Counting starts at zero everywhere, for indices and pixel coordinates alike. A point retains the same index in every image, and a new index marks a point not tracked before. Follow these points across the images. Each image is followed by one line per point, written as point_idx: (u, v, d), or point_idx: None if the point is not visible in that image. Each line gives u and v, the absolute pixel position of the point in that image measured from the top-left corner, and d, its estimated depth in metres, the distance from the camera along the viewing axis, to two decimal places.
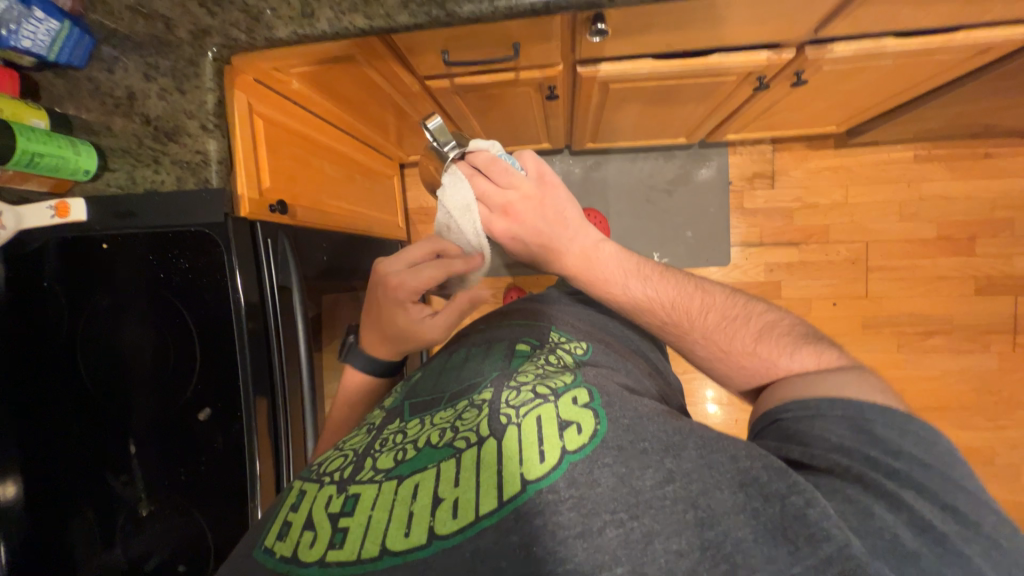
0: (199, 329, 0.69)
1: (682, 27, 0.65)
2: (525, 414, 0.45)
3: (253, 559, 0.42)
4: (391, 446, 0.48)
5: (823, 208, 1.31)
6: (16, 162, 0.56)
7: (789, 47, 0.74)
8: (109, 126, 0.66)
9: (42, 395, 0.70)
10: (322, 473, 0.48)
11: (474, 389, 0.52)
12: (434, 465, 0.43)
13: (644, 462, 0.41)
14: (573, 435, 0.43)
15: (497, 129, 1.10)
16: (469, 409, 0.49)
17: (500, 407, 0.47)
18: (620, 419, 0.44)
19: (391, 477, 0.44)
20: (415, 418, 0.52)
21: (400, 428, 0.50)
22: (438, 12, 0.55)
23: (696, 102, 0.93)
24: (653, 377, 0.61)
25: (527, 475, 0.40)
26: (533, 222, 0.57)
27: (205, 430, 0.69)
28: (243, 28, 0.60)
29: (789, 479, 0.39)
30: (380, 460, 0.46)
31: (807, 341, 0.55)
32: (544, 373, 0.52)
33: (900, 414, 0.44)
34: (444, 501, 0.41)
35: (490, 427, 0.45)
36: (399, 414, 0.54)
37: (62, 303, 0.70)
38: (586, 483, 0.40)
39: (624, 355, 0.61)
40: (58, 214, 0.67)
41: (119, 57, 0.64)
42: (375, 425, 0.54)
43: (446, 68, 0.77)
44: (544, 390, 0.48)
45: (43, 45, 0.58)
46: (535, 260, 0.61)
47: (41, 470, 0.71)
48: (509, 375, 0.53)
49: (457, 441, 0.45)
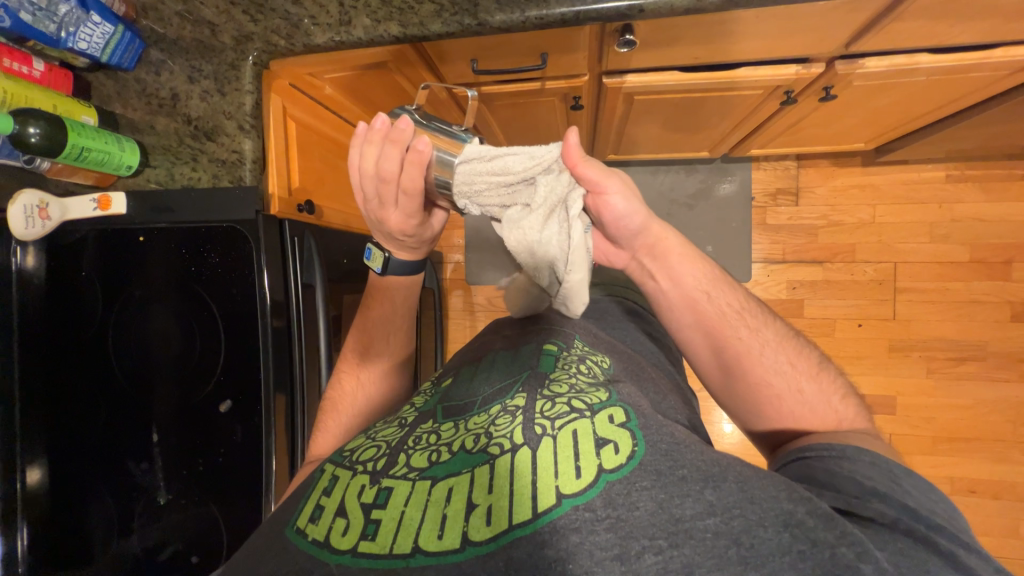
0: (227, 324, 0.71)
1: (708, 40, 0.65)
2: (561, 428, 0.44)
3: (285, 538, 0.43)
4: (424, 445, 0.47)
5: (849, 227, 1.29)
6: (68, 157, 0.60)
7: (818, 61, 0.73)
8: (152, 124, 0.69)
9: (75, 383, 0.73)
10: (355, 460, 0.48)
11: (506, 393, 0.51)
12: (469, 471, 0.43)
13: (684, 491, 0.40)
14: (611, 454, 0.42)
15: (520, 138, 1.10)
16: (502, 415, 0.48)
17: (535, 416, 0.46)
18: (658, 443, 0.44)
19: (424, 477, 0.44)
20: (448, 419, 0.51)
21: (434, 429, 0.50)
22: (470, 21, 0.58)
23: (720, 115, 0.92)
24: (675, 394, 0.60)
25: (563, 489, 0.40)
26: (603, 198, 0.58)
27: (225, 421, 0.71)
28: (283, 35, 0.63)
29: (837, 527, 0.38)
30: (414, 458, 0.46)
31: (852, 399, 0.57)
32: (578, 386, 0.50)
33: (923, 481, 0.46)
34: (478, 507, 0.40)
35: (524, 435, 0.44)
36: (431, 414, 0.53)
37: (97, 294, 0.73)
38: (624, 504, 0.39)
39: (647, 371, 0.61)
40: (100, 206, 0.69)
41: (166, 60, 0.68)
42: (407, 421, 0.53)
43: (475, 77, 0.78)
44: (580, 404, 0.47)
45: (98, 47, 0.62)
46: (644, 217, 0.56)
47: (69, 449, 0.73)
48: (542, 383, 0.51)
49: (491, 447, 0.44)
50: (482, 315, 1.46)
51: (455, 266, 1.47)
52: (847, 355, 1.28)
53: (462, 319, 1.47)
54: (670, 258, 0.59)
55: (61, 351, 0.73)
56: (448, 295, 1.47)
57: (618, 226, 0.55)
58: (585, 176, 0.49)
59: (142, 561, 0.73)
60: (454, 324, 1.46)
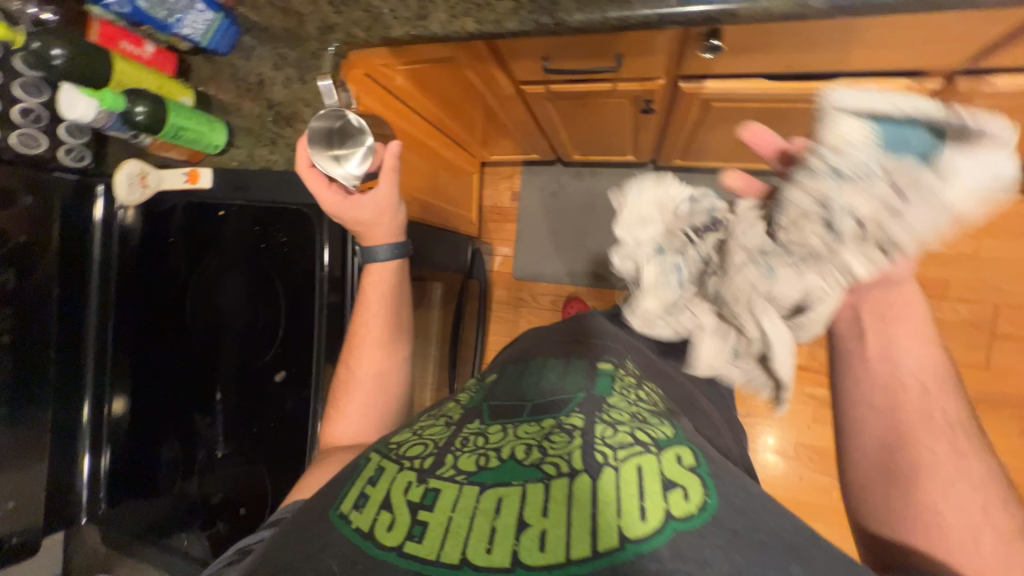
0: (285, 300, 0.75)
1: (805, 47, 0.59)
2: (623, 459, 0.42)
3: (329, 520, 0.45)
4: (472, 448, 0.47)
5: (945, 259, 1.15)
6: (168, 131, 0.67)
7: (934, 75, 0.64)
8: (239, 107, 0.74)
9: (156, 337, 0.83)
10: (402, 456, 0.49)
11: (560, 407, 0.49)
12: (520, 485, 0.42)
13: (763, 560, 0.36)
14: (680, 500, 0.39)
15: (584, 138, 1.07)
16: (558, 431, 0.46)
17: (595, 441, 0.44)
18: (736, 498, 0.40)
19: (472, 482, 0.44)
20: (496, 424, 0.50)
21: (481, 431, 0.49)
22: (547, 20, 0.56)
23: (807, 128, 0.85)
24: (728, 431, 0.57)
25: (626, 531, 0.38)
26: None
27: (279, 390, 0.76)
28: (363, 27, 0.65)
29: None
30: (462, 461, 0.46)
31: None
32: (641, 414, 0.48)
33: None
34: (530, 528, 0.40)
35: (583, 461, 0.43)
36: (478, 415, 0.53)
37: (182, 261, 0.80)
38: (695, 561, 0.36)
39: (700, 404, 0.58)
40: (189, 179, 0.76)
41: (257, 47, 0.72)
42: (453, 420, 0.54)
43: (544, 75, 0.76)
44: (644, 436, 0.44)
45: (199, 32, 0.68)
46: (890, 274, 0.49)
47: (143, 393, 0.83)
48: (600, 404, 0.49)
49: (545, 466, 0.43)
50: (526, 311, 1.45)
51: (502, 259, 1.48)
52: None
53: (504, 312, 1.47)
54: (900, 332, 0.50)
55: (145, 306, 0.83)
56: (494, 288, 1.48)
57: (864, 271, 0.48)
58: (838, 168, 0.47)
59: (199, 504, 0.81)
60: (497, 317, 1.47)
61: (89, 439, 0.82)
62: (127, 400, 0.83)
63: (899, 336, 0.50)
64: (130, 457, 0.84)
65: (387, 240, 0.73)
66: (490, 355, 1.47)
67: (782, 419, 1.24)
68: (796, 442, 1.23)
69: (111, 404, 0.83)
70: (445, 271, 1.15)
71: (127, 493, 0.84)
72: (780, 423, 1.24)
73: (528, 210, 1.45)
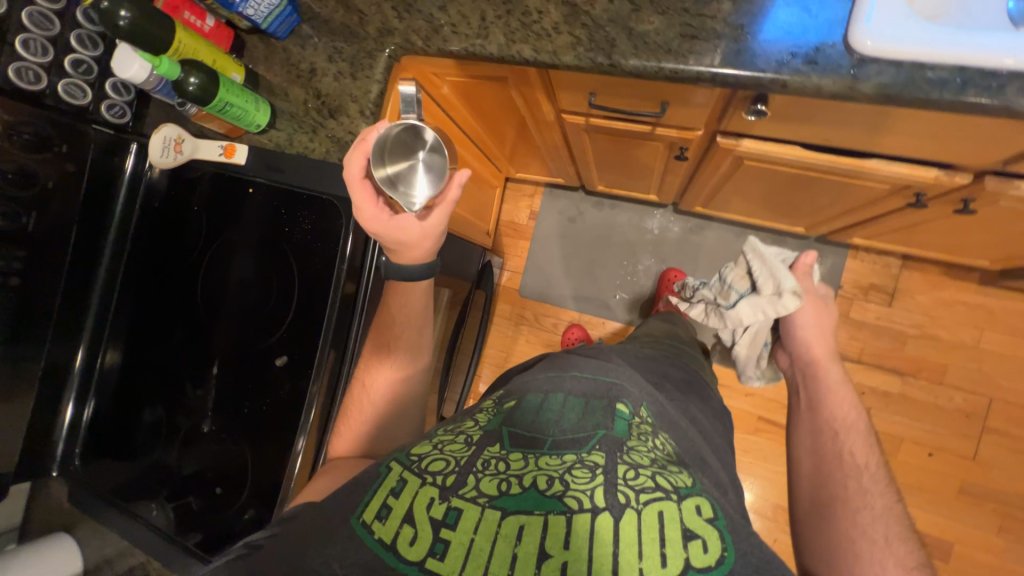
0: (301, 286, 0.75)
1: (846, 125, 0.61)
2: (645, 504, 0.43)
3: (350, 526, 0.45)
4: (494, 471, 0.47)
5: (945, 345, 1.16)
6: (215, 106, 0.67)
7: (964, 171, 0.66)
8: (287, 92, 0.75)
9: (160, 299, 0.82)
10: (423, 469, 0.48)
11: (581, 444, 0.50)
12: (543, 516, 0.43)
13: None
14: (699, 552, 0.41)
15: (614, 172, 1.09)
16: (580, 466, 0.47)
17: (617, 482, 0.45)
18: (750, 556, 0.41)
19: (493, 506, 0.44)
20: (517, 449, 0.50)
21: (502, 455, 0.49)
22: (603, 60, 0.58)
23: (832, 199, 0.86)
24: (732, 489, 0.58)
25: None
26: (811, 322, 0.80)
27: (277, 375, 0.75)
28: (422, 36, 0.67)
29: None
30: (484, 484, 0.46)
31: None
32: (659, 461, 0.49)
33: None
34: (552, 559, 0.40)
35: (605, 499, 0.43)
36: (497, 437, 0.52)
37: (202, 230, 0.80)
38: None
39: (709, 459, 0.58)
40: (225, 153, 0.77)
41: (314, 37, 0.74)
42: (471, 438, 0.53)
43: (587, 109, 0.78)
44: (665, 484, 0.45)
45: (262, 15, 0.69)
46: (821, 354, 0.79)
47: (136, 352, 0.82)
48: (620, 447, 0.49)
49: (568, 499, 0.44)
50: (525, 329, 1.46)
51: (511, 274, 1.48)
52: (906, 483, 1.15)
53: (504, 327, 1.47)
54: (820, 388, 0.76)
55: (156, 267, 0.83)
56: (498, 302, 1.48)
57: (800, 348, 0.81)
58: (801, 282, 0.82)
59: (175, 475, 0.80)
60: (496, 331, 1.47)
61: (77, 386, 0.82)
62: (121, 355, 0.83)
63: (816, 388, 0.77)
64: (112, 414, 0.83)
65: (419, 259, 0.73)
66: (483, 368, 1.46)
67: (764, 477, 1.23)
68: (775, 503, 1.22)
69: (103, 356, 0.83)
70: (454, 278, 1.15)
71: (101, 450, 0.83)
72: (762, 482, 1.23)
73: (543, 230, 1.47)
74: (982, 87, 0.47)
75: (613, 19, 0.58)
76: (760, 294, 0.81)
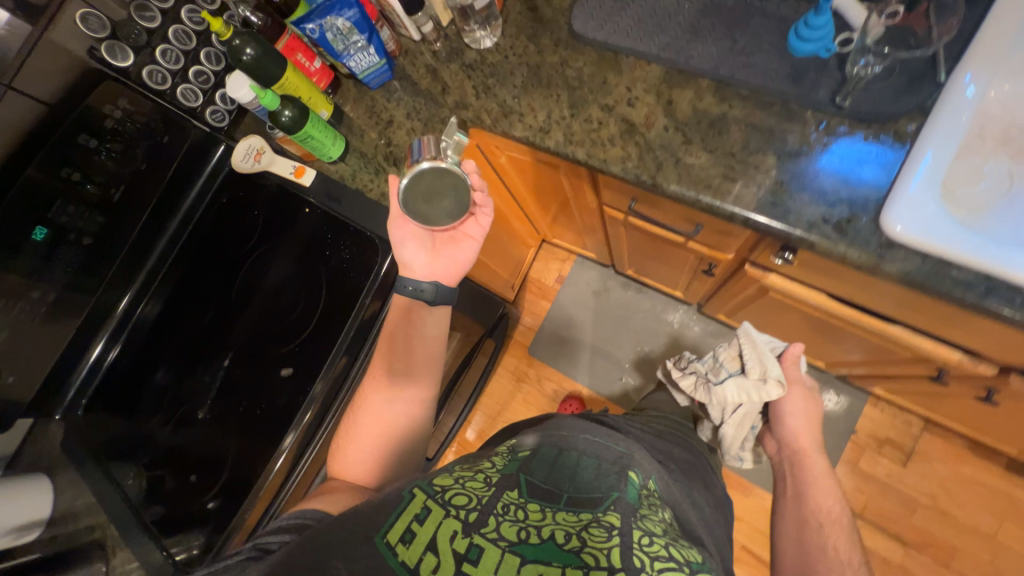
0: (326, 305, 0.80)
1: (870, 292, 0.62)
2: (659, 572, 0.43)
3: (375, 545, 0.47)
4: (513, 517, 0.48)
5: (959, 525, 1.08)
6: (300, 136, 0.75)
7: (989, 362, 0.64)
8: (363, 134, 0.84)
9: (201, 276, 0.89)
10: (447, 500, 0.50)
11: (598, 502, 0.51)
12: (560, 568, 0.44)
13: None
14: None
15: (644, 264, 1.12)
16: (596, 525, 0.47)
17: (632, 545, 0.45)
18: None
19: (513, 551, 0.45)
20: (535, 500, 0.51)
21: (521, 503, 0.50)
22: (647, 179, 0.63)
23: (852, 347, 0.86)
24: None
25: None
26: (799, 408, 0.86)
27: (280, 383, 0.79)
28: (491, 117, 0.74)
29: None
30: (506, 527, 0.47)
31: None
32: (671, 532, 0.49)
33: None
34: None
35: (621, 559, 0.44)
36: (515, 482, 0.53)
37: (256, 228, 0.88)
38: None
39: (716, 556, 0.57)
40: (295, 173, 0.85)
41: (399, 94, 0.83)
42: (491, 477, 0.54)
43: (626, 210, 0.82)
44: (679, 555, 0.45)
45: (361, 67, 0.79)
46: (809, 442, 0.83)
47: (168, 311, 0.89)
48: (634, 511, 0.50)
49: (585, 555, 0.44)
50: (525, 387, 1.46)
51: (524, 331, 1.51)
52: None
53: (506, 380, 1.48)
54: (805, 477, 0.79)
55: (206, 245, 0.90)
56: (506, 354, 1.50)
57: (788, 434, 0.85)
58: (789, 366, 0.88)
59: (162, 444, 0.83)
60: (497, 381, 1.48)
61: (109, 329, 0.89)
62: (158, 309, 0.91)
63: (800, 477, 0.79)
64: (130, 362, 0.88)
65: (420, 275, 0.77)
66: (476, 414, 1.46)
67: None
68: None
69: (139, 306, 0.90)
70: (468, 324, 1.18)
71: (105, 399, 0.87)
72: None
73: (567, 296, 1.49)
74: (1007, 299, 0.48)
75: (664, 146, 0.63)
76: (748, 377, 0.87)
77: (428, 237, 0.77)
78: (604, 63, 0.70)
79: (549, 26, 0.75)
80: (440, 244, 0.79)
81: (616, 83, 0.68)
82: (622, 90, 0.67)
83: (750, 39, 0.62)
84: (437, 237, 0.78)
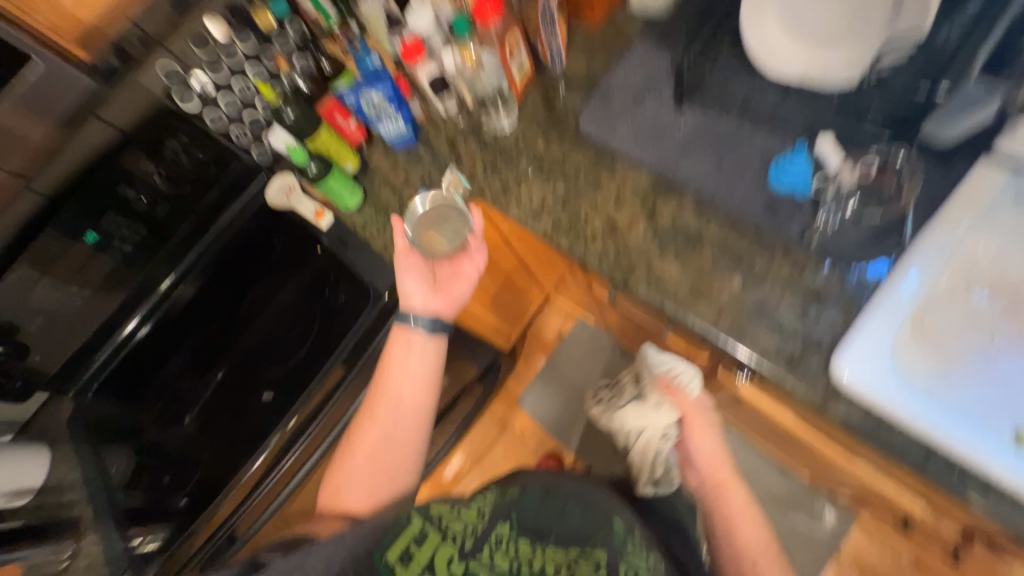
0: (314, 340, 0.89)
1: (828, 427, 0.61)
2: None
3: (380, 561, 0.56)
4: (506, 550, 0.59)
5: None
6: (319, 185, 0.85)
7: (954, 523, 0.62)
8: (380, 189, 0.92)
9: (225, 279, 0.96)
10: (447, 528, 0.59)
11: (580, 544, 0.59)
12: None
13: None
14: None
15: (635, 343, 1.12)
16: (582, 561, 0.57)
17: None
18: None
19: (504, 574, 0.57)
20: (523, 535, 0.60)
21: (511, 541, 0.59)
22: (620, 280, 0.66)
23: (828, 471, 0.83)
24: None
25: None
26: (707, 435, 0.77)
27: (263, 408, 0.87)
28: (493, 195, 0.81)
29: None
30: (497, 556, 0.58)
31: None
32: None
33: None
34: None
35: None
36: (505, 517, 0.61)
37: (277, 250, 0.96)
38: None
39: None
40: (315, 215, 0.90)
41: (418, 159, 0.91)
42: (484, 511, 0.62)
43: (614, 300, 0.83)
44: None
45: (388, 132, 0.88)
46: (727, 476, 0.73)
47: (203, 300, 0.94)
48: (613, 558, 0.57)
49: None
50: (508, 437, 1.47)
51: (516, 382, 1.52)
52: None
53: (490, 428, 1.49)
54: (729, 512, 0.70)
55: (235, 250, 0.95)
56: (494, 402, 1.51)
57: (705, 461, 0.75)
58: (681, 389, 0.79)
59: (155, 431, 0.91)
60: (481, 426, 1.49)
61: (149, 305, 0.92)
62: (193, 291, 0.94)
63: (719, 509, 0.71)
64: (161, 343, 0.93)
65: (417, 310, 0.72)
66: (455, 456, 1.47)
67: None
68: None
69: (176, 287, 0.93)
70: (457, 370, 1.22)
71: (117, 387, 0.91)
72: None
73: (563, 354, 1.51)
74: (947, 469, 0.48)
75: (641, 250, 0.66)
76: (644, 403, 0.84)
77: (429, 269, 0.74)
78: (601, 163, 0.75)
79: (560, 121, 0.82)
80: (442, 279, 0.74)
81: (608, 183, 0.73)
82: (613, 190, 0.72)
83: (735, 165, 0.66)
84: (439, 272, 0.74)
